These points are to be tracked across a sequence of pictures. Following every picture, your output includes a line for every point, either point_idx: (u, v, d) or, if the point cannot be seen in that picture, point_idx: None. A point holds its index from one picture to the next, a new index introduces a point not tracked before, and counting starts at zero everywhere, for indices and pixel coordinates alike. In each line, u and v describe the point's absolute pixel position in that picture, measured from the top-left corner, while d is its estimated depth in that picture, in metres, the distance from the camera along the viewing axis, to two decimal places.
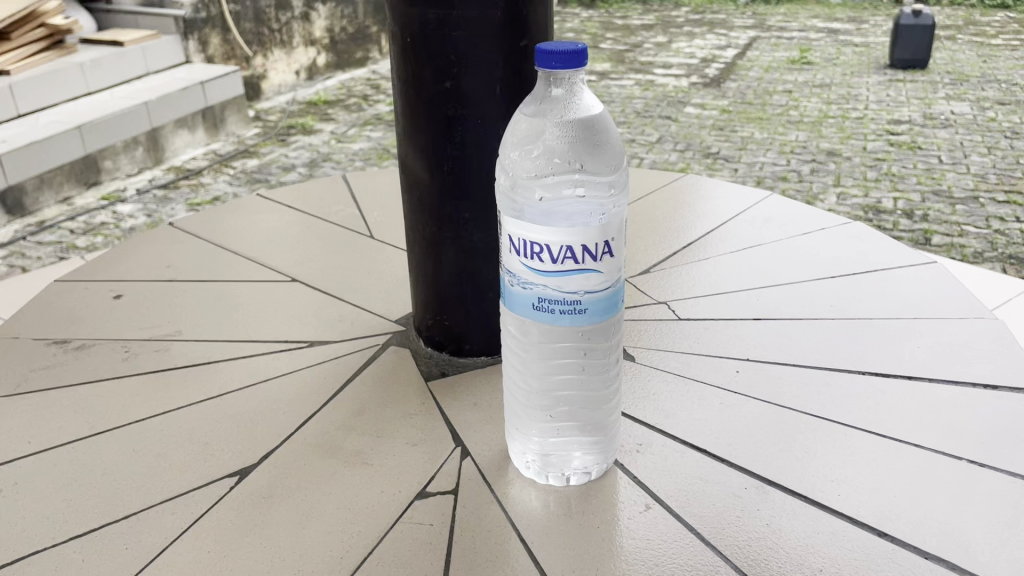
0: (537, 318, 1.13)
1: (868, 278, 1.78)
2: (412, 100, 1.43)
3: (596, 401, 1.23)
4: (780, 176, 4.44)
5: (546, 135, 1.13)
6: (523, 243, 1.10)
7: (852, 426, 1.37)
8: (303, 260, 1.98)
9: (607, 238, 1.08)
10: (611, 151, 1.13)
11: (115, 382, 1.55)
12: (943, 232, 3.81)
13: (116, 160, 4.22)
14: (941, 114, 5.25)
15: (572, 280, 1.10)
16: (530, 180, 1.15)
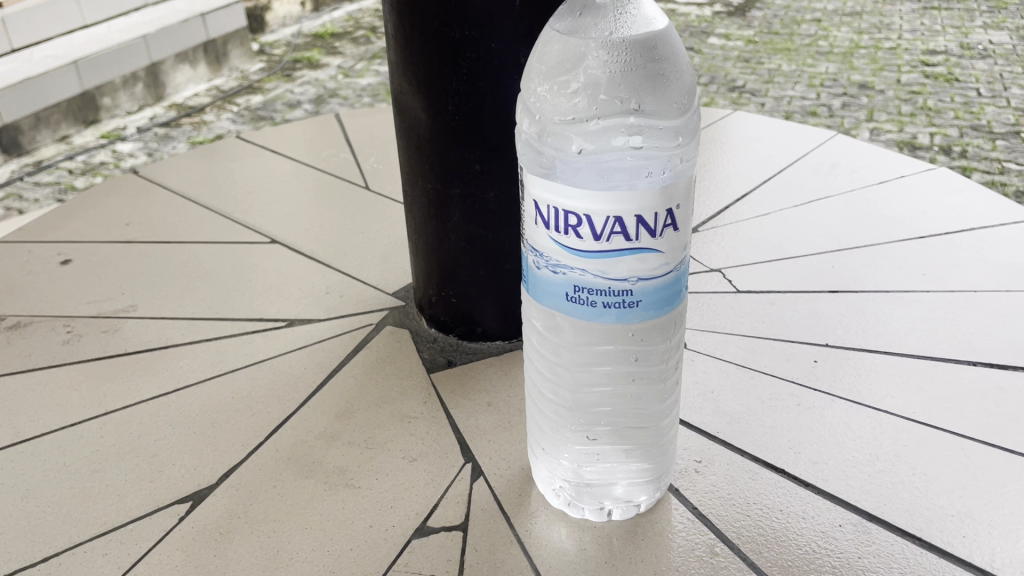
0: (571, 312, 0.83)
1: (965, 238, 1.47)
2: (407, 18, 1.10)
3: (648, 418, 0.95)
4: (809, 111, 4.06)
5: (588, 60, 0.82)
6: (553, 212, 0.79)
7: (972, 439, 1.07)
8: (285, 216, 1.68)
9: (670, 207, 0.78)
10: (680, 83, 0.82)
11: (51, 372, 1.28)
12: (982, 169, 3.47)
13: (116, 98, 3.44)
14: (979, 43, 4.79)
15: (621, 263, 0.79)
16: (566, 125, 0.84)
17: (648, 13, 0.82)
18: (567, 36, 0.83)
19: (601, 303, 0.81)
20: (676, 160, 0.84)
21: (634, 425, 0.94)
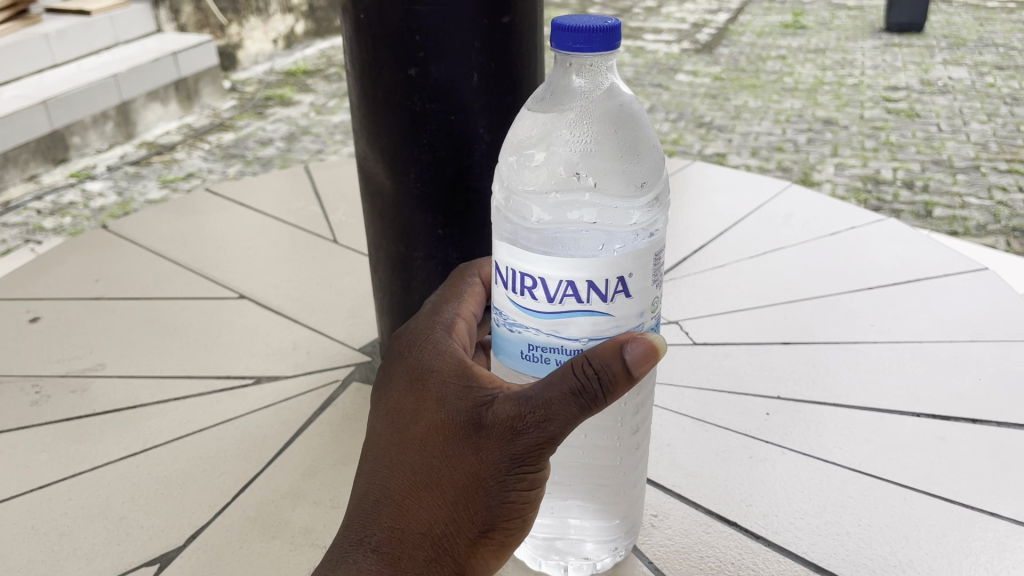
0: (527, 371, 0.82)
1: (912, 288, 1.53)
2: (370, 92, 1.15)
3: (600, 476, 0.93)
4: (775, 147, 4.17)
5: (557, 137, 0.88)
6: (510, 272, 0.78)
7: (914, 489, 1.12)
8: (253, 272, 1.70)
9: (622, 273, 0.75)
10: (645, 163, 0.87)
11: (19, 434, 1.29)
12: (944, 204, 3.57)
13: (86, 136, 3.88)
14: (939, 79, 4.98)
15: (575, 324, 0.77)
16: (531, 191, 0.88)
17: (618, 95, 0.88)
18: (538, 114, 0.89)
19: (555, 361, 0.79)
20: (635, 234, 0.86)
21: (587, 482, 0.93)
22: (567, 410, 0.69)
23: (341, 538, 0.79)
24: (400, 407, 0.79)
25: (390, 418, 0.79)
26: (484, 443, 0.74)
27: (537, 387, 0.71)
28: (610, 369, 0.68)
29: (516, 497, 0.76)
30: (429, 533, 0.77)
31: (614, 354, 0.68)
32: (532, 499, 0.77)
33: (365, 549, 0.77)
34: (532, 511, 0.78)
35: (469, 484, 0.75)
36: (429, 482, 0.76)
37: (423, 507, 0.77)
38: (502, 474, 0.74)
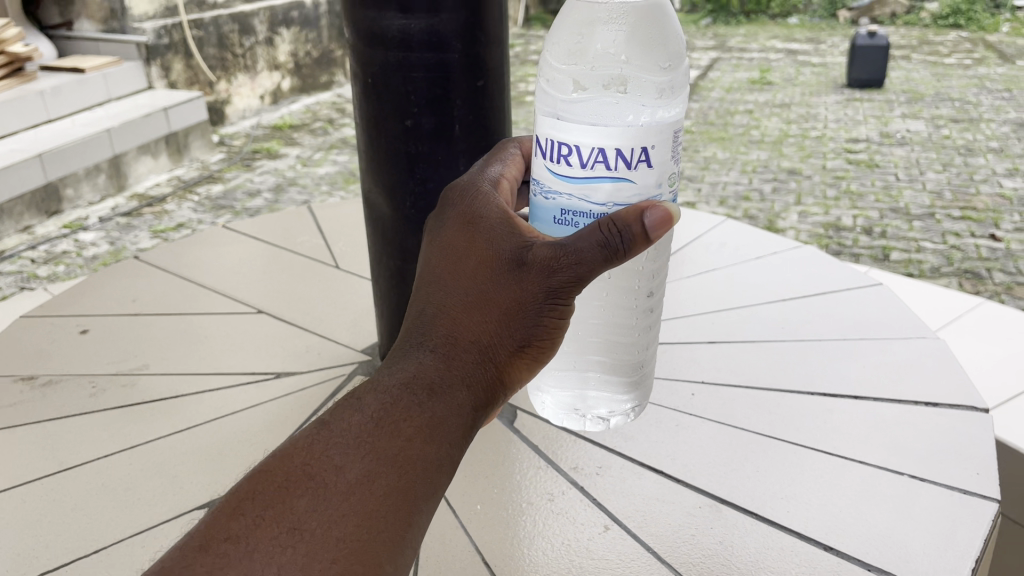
0: (559, 231, 1.08)
1: (818, 298, 1.87)
2: (375, 138, 1.56)
3: (617, 334, 1.25)
4: (743, 196, 5.31)
5: (599, 24, 1.17)
6: (552, 144, 1.05)
7: (802, 446, 1.43)
8: (269, 291, 2.00)
9: (644, 145, 1.02)
10: (668, 49, 1.15)
11: (82, 417, 1.57)
12: (901, 248, 4.51)
13: (78, 189, 5.17)
14: (898, 132, 6.46)
15: (602, 188, 1.04)
16: (573, 68, 1.17)
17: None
18: (590, 4, 1.17)
19: (582, 222, 1.06)
20: (655, 101, 1.14)
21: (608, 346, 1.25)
22: (594, 256, 0.91)
23: (407, 341, 1.04)
24: (456, 244, 1.02)
25: (448, 252, 1.03)
26: (525, 275, 0.97)
27: (572, 236, 0.94)
28: (632, 229, 0.89)
29: (546, 319, 1.00)
30: (477, 342, 1.01)
31: (636, 218, 0.89)
32: (557, 322, 1.01)
33: (426, 352, 1.02)
34: (559, 333, 1.03)
35: (511, 306, 1.00)
36: (479, 304, 1.00)
37: (473, 321, 1.01)
38: (537, 300, 0.98)
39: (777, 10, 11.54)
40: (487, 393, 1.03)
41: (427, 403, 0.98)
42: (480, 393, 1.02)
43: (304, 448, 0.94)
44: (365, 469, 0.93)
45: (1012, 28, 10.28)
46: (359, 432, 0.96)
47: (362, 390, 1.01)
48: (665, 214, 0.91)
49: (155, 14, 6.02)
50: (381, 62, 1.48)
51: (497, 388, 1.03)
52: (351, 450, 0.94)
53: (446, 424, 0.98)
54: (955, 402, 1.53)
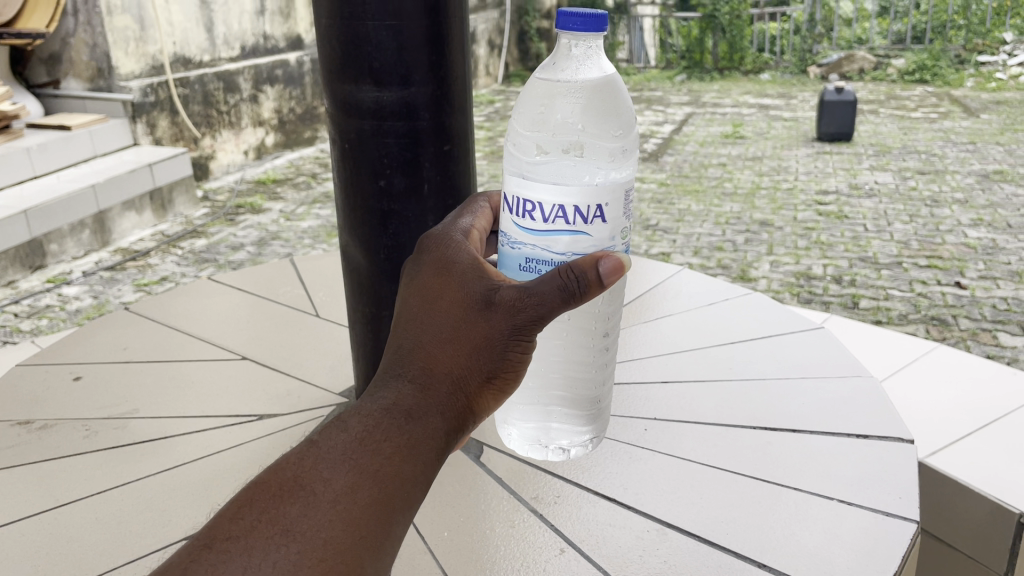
0: (524, 278, 1.25)
1: (761, 342, 2.06)
2: (353, 198, 1.75)
3: (577, 371, 1.43)
4: (716, 247, 5.51)
5: (558, 97, 1.38)
6: (518, 201, 1.23)
7: (743, 474, 1.56)
8: (252, 339, 2.14)
9: (599, 202, 1.20)
10: (619, 118, 1.36)
11: (76, 458, 1.68)
12: (869, 296, 4.70)
13: (62, 243, 5.29)
14: (866, 184, 6.71)
15: (561, 240, 1.21)
16: (536, 134, 1.38)
17: (602, 67, 1.37)
18: (550, 79, 1.38)
19: (544, 270, 1.23)
20: (608, 164, 1.36)
21: (567, 378, 1.43)
22: (554, 298, 1.07)
23: (387, 372, 1.16)
24: (430, 286, 1.17)
25: (423, 292, 1.17)
26: (493, 312, 1.12)
27: (535, 281, 1.09)
28: (587, 276, 1.05)
29: (512, 353, 1.14)
30: (451, 374, 1.14)
31: (591, 265, 1.05)
32: (520, 357, 1.16)
33: (404, 382, 1.15)
34: (522, 366, 1.17)
35: (481, 340, 1.13)
36: (453, 338, 1.14)
37: (446, 355, 1.14)
38: (504, 336, 1.12)
39: (749, 66, 11.97)
40: (458, 420, 1.15)
41: (405, 425, 1.11)
42: (453, 420, 1.14)
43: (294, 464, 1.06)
44: (350, 482, 1.05)
45: (975, 82, 10.68)
46: (343, 451, 1.08)
47: (346, 414, 1.12)
48: (617, 261, 1.07)
49: (142, 72, 6.26)
50: (357, 130, 1.69)
51: (467, 416, 1.16)
52: (337, 465, 1.06)
53: (423, 445, 1.10)
54: (884, 434, 1.68)
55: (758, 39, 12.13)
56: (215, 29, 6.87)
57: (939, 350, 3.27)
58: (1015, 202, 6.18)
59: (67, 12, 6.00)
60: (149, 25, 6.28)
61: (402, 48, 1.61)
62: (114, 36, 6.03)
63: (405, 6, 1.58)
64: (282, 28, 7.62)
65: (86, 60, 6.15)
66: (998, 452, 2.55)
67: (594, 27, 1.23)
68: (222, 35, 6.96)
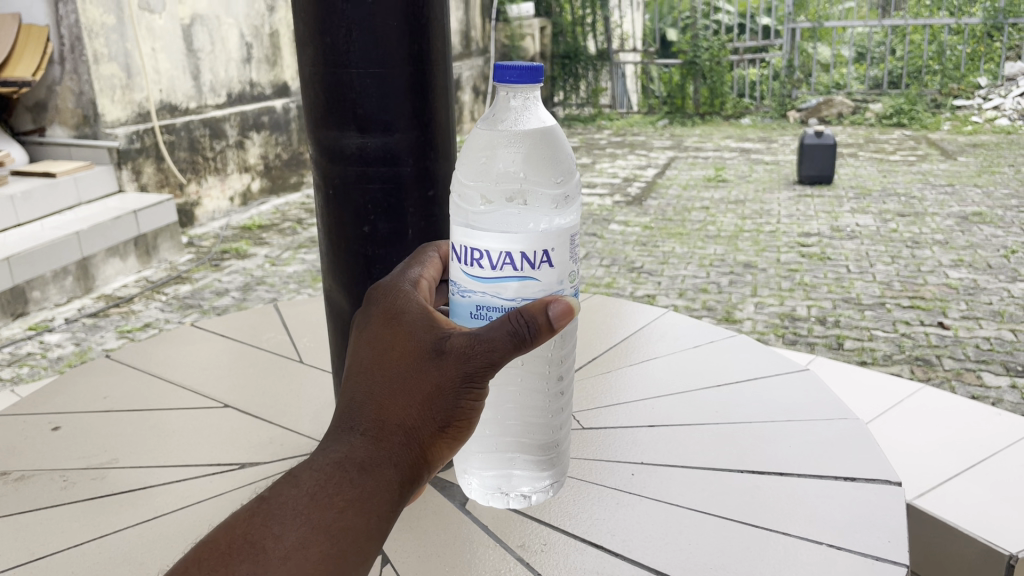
0: (476, 325, 1.30)
1: (746, 383, 2.07)
2: (339, 242, 1.80)
3: (534, 416, 1.54)
4: (701, 288, 5.55)
5: (500, 148, 1.47)
6: (465, 249, 1.28)
7: (732, 519, 1.55)
8: (234, 387, 2.12)
9: (546, 248, 1.26)
10: (559, 165, 1.47)
11: (53, 510, 1.64)
12: (853, 336, 4.73)
13: (45, 290, 5.25)
14: (848, 226, 6.78)
15: (510, 286, 1.27)
16: (482, 185, 1.46)
17: (537, 119, 1.48)
18: (490, 130, 1.48)
19: (494, 316, 1.29)
20: (550, 211, 1.46)
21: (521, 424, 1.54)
22: (505, 345, 1.14)
23: (341, 426, 1.23)
24: (382, 338, 1.24)
25: (374, 345, 1.24)
26: (444, 362, 1.19)
27: (485, 329, 1.16)
28: (538, 321, 1.13)
29: (464, 401, 1.20)
30: (402, 426, 1.21)
31: (541, 311, 1.12)
32: (472, 405, 1.22)
33: (356, 435, 1.22)
34: (475, 413, 1.23)
35: (433, 389, 1.20)
36: (404, 390, 1.21)
37: (399, 406, 1.21)
38: (455, 384, 1.19)
39: (730, 111, 12.18)
40: (411, 470, 1.22)
41: (357, 478, 1.18)
42: (405, 470, 1.21)
43: (243, 524, 1.15)
44: (300, 538, 1.13)
45: (952, 126, 10.88)
46: (295, 507, 1.16)
47: (299, 469, 1.20)
48: (566, 306, 1.14)
49: (128, 120, 6.28)
50: (342, 175, 1.73)
51: (420, 466, 1.22)
52: (288, 522, 1.15)
53: (375, 497, 1.18)
54: (871, 477, 1.67)
55: (738, 84, 12.36)
56: (202, 77, 6.93)
57: (924, 390, 3.28)
58: (994, 243, 6.26)
59: (54, 61, 6.03)
60: (135, 73, 6.31)
61: (385, 94, 1.64)
62: (101, 84, 6.05)
63: (389, 53, 1.62)
64: (268, 76, 7.70)
65: (72, 107, 6.16)
66: (986, 493, 2.54)
67: (529, 80, 1.35)
68: (208, 83, 7.01)
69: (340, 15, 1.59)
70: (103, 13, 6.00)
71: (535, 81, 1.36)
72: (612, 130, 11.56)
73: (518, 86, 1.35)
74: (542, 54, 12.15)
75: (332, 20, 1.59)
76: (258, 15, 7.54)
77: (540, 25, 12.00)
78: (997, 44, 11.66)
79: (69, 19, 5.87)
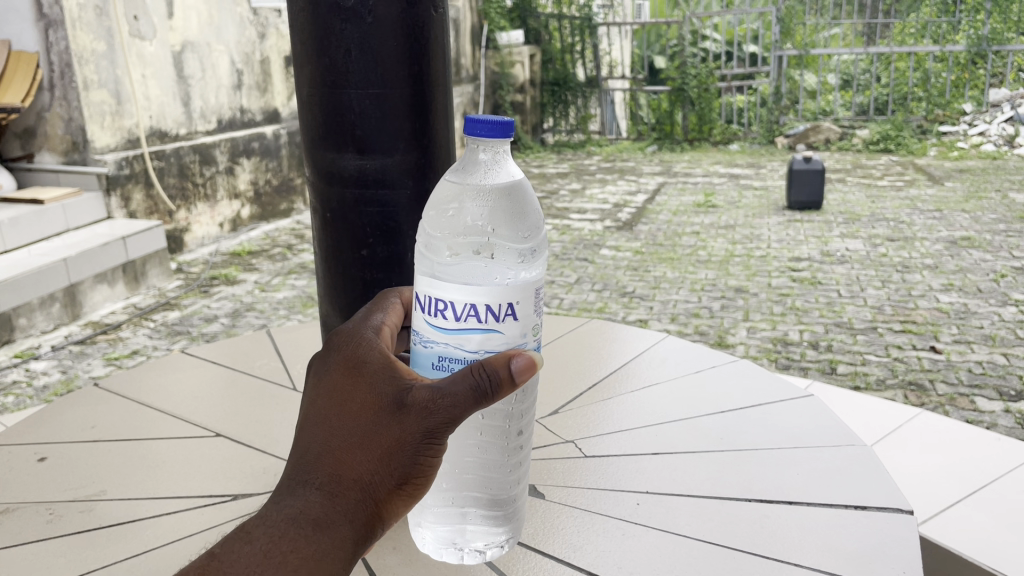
0: (437, 376, 1.25)
1: (751, 410, 2.03)
2: (334, 266, 1.96)
3: (493, 471, 1.43)
4: (693, 313, 5.53)
5: (468, 200, 1.44)
6: (430, 300, 1.23)
7: (741, 550, 1.50)
8: (224, 415, 2.06)
9: (510, 301, 1.21)
10: (526, 221, 1.44)
11: (39, 545, 1.58)
12: (846, 361, 4.71)
13: (32, 317, 5.18)
14: (838, 251, 6.80)
15: (473, 338, 1.22)
16: (448, 236, 1.43)
17: (508, 172, 1.43)
18: (458, 181, 1.45)
19: (454, 368, 1.23)
20: (516, 264, 1.42)
21: (478, 477, 1.42)
22: (467, 399, 1.11)
23: (296, 478, 1.20)
24: (340, 388, 1.21)
25: (331, 394, 1.21)
26: (404, 417, 1.15)
27: (447, 381, 1.13)
28: (499, 373, 1.10)
29: (422, 457, 1.18)
30: (358, 482, 1.18)
31: (503, 364, 1.10)
32: (431, 461, 1.19)
33: (312, 489, 1.19)
34: (433, 470, 1.20)
35: (391, 443, 1.17)
36: (361, 445, 1.18)
37: (356, 460, 1.18)
38: (415, 440, 1.16)
39: (718, 137, 12.26)
40: (367, 526, 1.20)
41: (313, 536, 1.17)
42: (361, 526, 1.19)
43: None
44: None
45: (938, 151, 10.98)
46: (248, 564, 1.17)
47: (257, 523, 1.19)
48: (528, 360, 1.12)
49: (117, 146, 6.24)
50: (339, 199, 1.87)
51: (375, 520, 1.20)
52: None
53: (328, 556, 1.16)
54: (882, 505, 1.63)
55: (726, 111, 12.46)
56: (192, 103, 6.91)
57: (922, 416, 3.24)
58: (983, 267, 6.28)
59: (43, 88, 6.00)
60: (126, 99, 6.28)
61: (383, 116, 1.77)
62: (90, 110, 6.02)
63: (389, 75, 1.75)
64: (258, 102, 7.69)
65: (61, 133, 6.12)
66: (989, 519, 2.50)
67: (500, 134, 1.30)
68: (198, 109, 6.99)
69: (339, 36, 1.71)
70: (93, 39, 5.98)
71: (506, 136, 1.31)
72: (601, 156, 11.61)
73: (489, 141, 1.31)
74: (531, 81, 12.17)
75: (331, 40, 1.72)
76: (249, 41, 7.54)
77: (529, 52, 12.08)
78: (980, 71, 11.78)
79: (59, 45, 5.85)
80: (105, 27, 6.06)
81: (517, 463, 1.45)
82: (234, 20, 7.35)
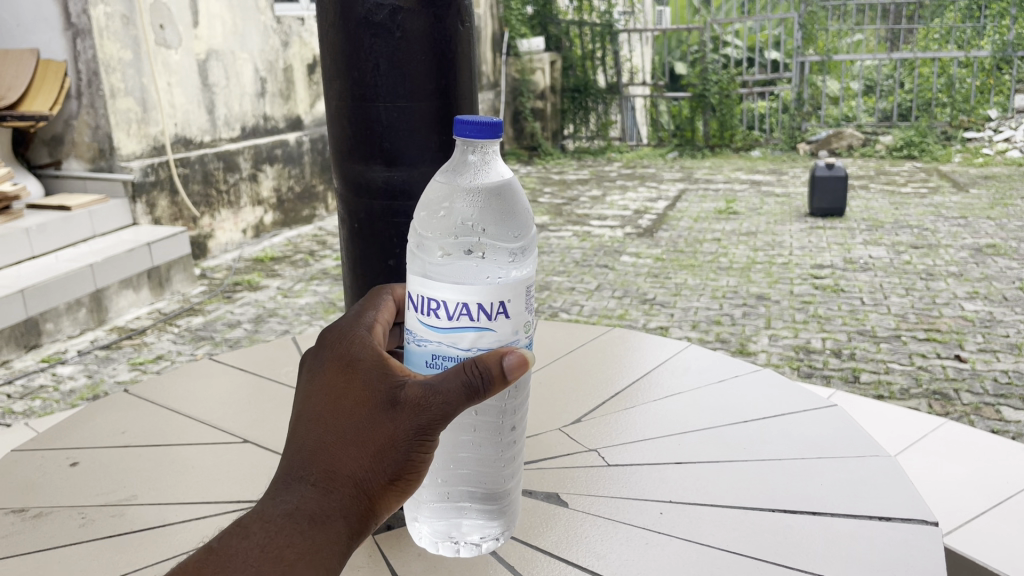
0: (431, 374, 1.27)
1: (774, 420, 2.03)
2: (362, 269, 2.01)
3: (487, 466, 1.48)
4: (714, 320, 5.53)
5: (458, 201, 1.47)
6: (423, 300, 1.25)
7: (766, 560, 1.50)
8: (253, 423, 2.09)
9: (502, 299, 1.23)
10: (516, 220, 1.46)
11: (73, 548, 1.60)
12: (869, 369, 4.68)
13: (58, 322, 5.25)
14: (860, 258, 6.76)
15: (466, 336, 1.24)
16: (439, 237, 1.45)
17: (498, 172, 1.47)
18: (450, 182, 1.48)
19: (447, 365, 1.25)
20: (508, 263, 1.42)
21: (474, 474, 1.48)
22: (459, 395, 1.12)
23: (290, 475, 1.22)
24: (335, 386, 1.22)
25: (326, 393, 1.23)
26: (397, 414, 1.17)
27: (439, 378, 1.15)
28: (491, 371, 1.11)
29: (414, 453, 1.19)
30: (352, 478, 1.20)
31: (494, 361, 1.11)
32: (423, 456, 1.21)
33: (307, 485, 1.20)
34: (424, 467, 1.22)
35: (384, 438, 1.18)
36: (353, 442, 1.19)
37: (349, 458, 1.20)
38: (407, 437, 1.18)
39: (739, 143, 12.20)
40: (360, 522, 1.21)
41: (307, 532, 1.18)
42: (354, 522, 1.20)
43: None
44: None
45: (963, 157, 10.90)
46: (247, 559, 1.16)
47: (252, 518, 1.19)
48: (520, 358, 1.13)
49: (143, 153, 6.33)
50: (368, 206, 1.93)
51: (368, 517, 1.21)
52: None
53: (323, 550, 1.17)
54: (907, 516, 1.63)
55: (748, 117, 12.37)
56: (216, 111, 6.99)
57: (948, 426, 3.23)
58: (1009, 275, 6.21)
59: (71, 95, 6.10)
60: (151, 107, 6.38)
61: (408, 125, 1.81)
62: (116, 118, 6.11)
63: (414, 87, 1.78)
64: (282, 109, 7.77)
65: (87, 141, 6.21)
66: (1017, 531, 2.48)
67: (487, 135, 1.32)
68: (222, 117, 7.07)
69: (367, 46, 1.74)
70: (120, 48, 6.08)
71: (495, 137, 1.34)
72: (622, 163, 11.62)
73: (478, 141, 1.33)
74: (552, 87, 12.25)
75: (359, 50, 1.75)
76: (272, 50, 7.62)
77: (549, 59, 12.12)
78: (1006, 77, 11.65)
79: (87, 54, 5.95)
80: (132, 35, 6.15)
81: (511, 459, 1.51)
82: (258, 28, 7.44)
